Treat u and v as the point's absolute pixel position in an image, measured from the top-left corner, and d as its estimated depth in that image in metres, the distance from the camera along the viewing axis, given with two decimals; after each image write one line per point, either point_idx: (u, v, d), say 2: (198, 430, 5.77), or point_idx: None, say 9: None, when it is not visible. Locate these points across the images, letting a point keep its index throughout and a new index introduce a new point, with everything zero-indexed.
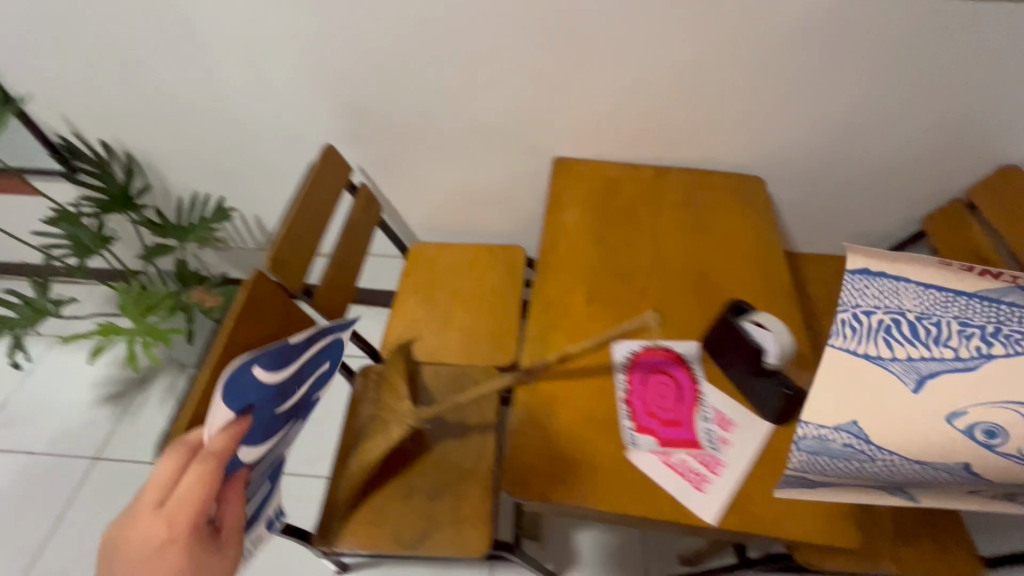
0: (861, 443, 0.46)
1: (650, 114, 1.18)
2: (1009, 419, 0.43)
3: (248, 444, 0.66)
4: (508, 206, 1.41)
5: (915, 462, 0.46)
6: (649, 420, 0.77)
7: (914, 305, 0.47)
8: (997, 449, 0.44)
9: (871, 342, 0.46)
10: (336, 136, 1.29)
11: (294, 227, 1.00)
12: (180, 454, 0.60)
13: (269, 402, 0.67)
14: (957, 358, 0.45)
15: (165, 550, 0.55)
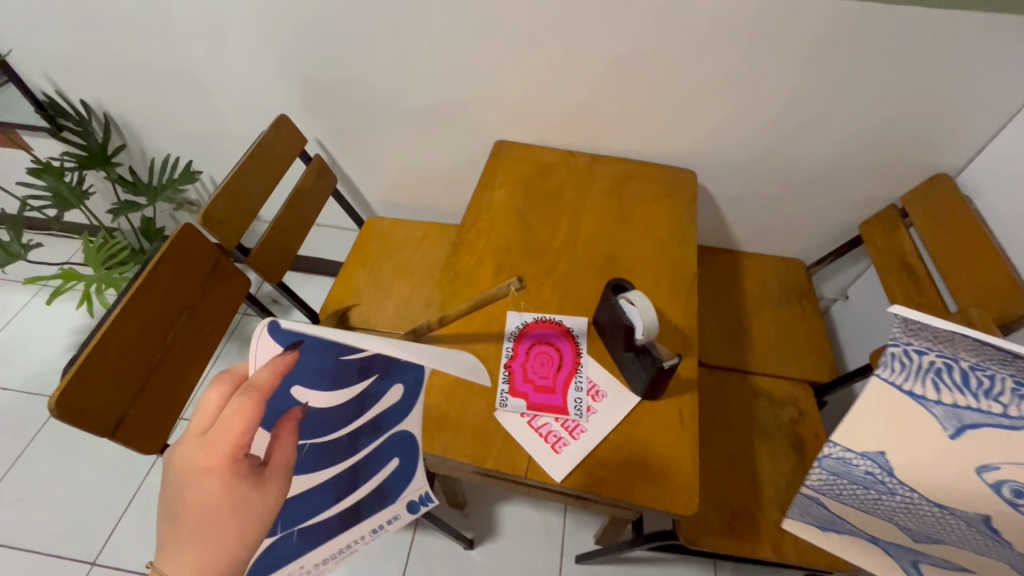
0: (883, 473, 0.47)
1: (590, 104, 1.21)
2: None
3: (305, 383, 0.55)
4: (461, 186, 1.46)
5: (937, 506, 0.46)
6: (524, 385, 0.81)
7: (971, 354, 0.40)
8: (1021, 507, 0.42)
9: (919, 381, 0.42)
10: (295, 109, 1.35)
11: (234, 189, 1.07)
12: (230, 381, 0.51)
13: (326, 348, 0.51)
14: (1004, 414, 0.40)
15: (204, 480, 0.48)
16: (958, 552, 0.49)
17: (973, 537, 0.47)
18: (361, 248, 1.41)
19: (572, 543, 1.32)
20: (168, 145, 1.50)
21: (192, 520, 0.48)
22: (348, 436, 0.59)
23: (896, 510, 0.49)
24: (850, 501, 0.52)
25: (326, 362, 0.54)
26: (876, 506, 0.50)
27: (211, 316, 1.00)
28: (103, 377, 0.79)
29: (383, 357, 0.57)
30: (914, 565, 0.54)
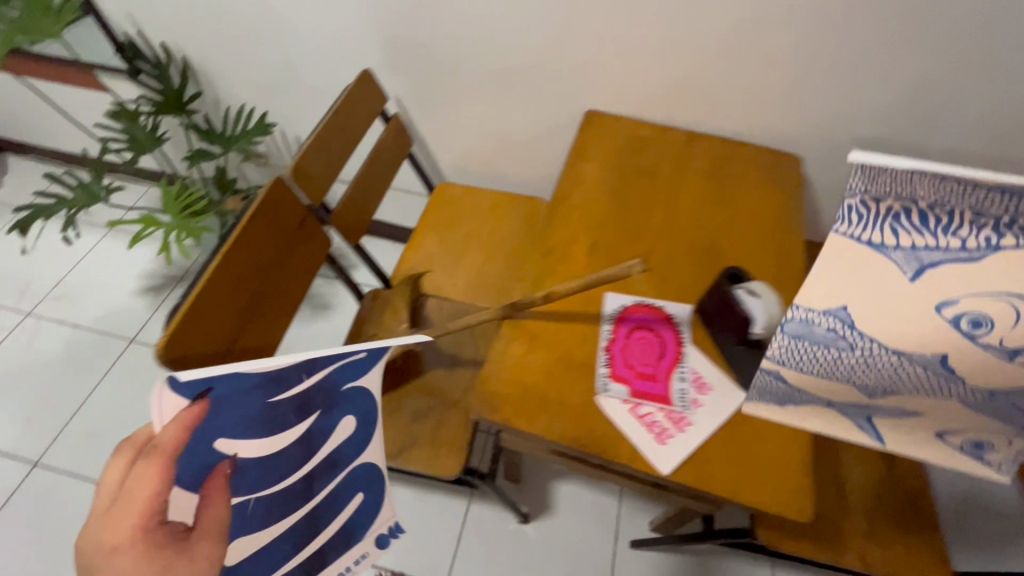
0: (844, 328, 0.42)
1: (694, 76, 1.12)
2: (999, 314, 0.36)
3: (234, 434, 0.51)
4: (538, 156, 1.40)
5: (895, 354, 0.42)
6: (626, 371, 0.78)
7: (929, 191, 0.34)
8: (978, 338, 0.38)
9: (876, 229, 0.36)
10: (378, 65, 1.30)
11: (321, 144, 1.04)
12: (130, 448, 0.50)
13: (245, 393, 0.51)
14: (963, 248, 0.34)
15: (114, 558, 0.46)
16: (913, 399, 0.46)
17: (925, 382, 0.43)
18: (432, 213, 1.37)
19: (627, 528, 1.31)
20: (243, 94, 1.47)
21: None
22: (302, 479, 0.59)
23: (854, 367, 0.45)
24: (811, 369, 0.47)
25: (254, 409, 0.53)
26: (835, 371, 0.46)
27: (297, 273, 0.99)
28: (203, 328, 0.78)
29: (323, 393, 0.59)
30: (866, 420, 0.51)
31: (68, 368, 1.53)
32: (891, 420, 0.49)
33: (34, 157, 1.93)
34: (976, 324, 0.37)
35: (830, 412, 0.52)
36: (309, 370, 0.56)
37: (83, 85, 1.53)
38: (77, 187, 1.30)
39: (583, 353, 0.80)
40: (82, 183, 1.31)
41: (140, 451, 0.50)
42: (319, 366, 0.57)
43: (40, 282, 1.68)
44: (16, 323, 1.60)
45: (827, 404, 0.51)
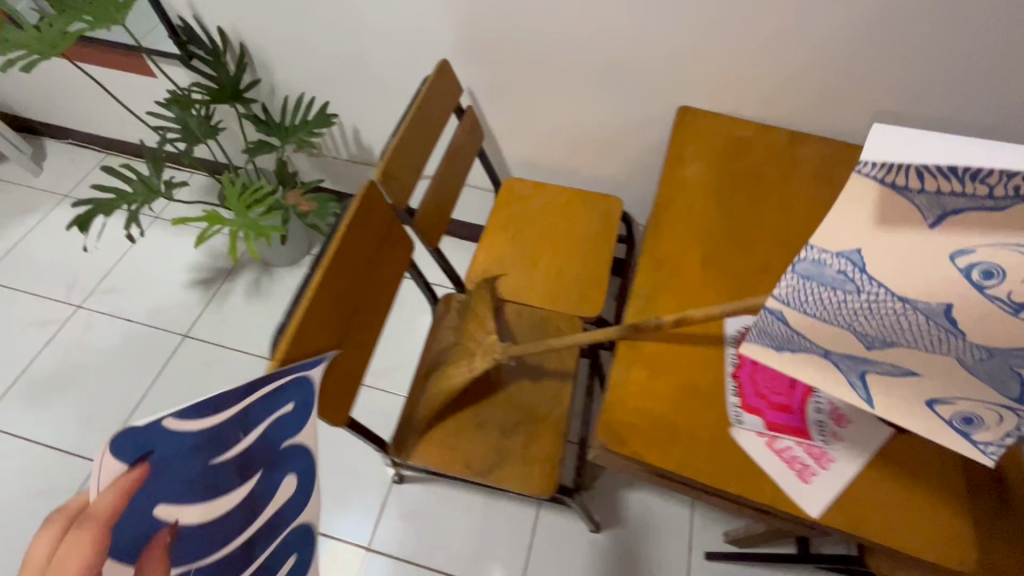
0: (856, 272, 0.43)
1: (802, 73, 1.03)
2: (1011, 265, 0.36)
3: (175, 497, 0.47)
4: (614, 150, 1.32)
5: (901, 301, 0.42)
6: (757, 401, 0.73)
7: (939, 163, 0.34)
8: (989, 289, 0.38)
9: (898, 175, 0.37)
10: (451, 54, 1.23)
11: (406, 143, 0.98)
12: (60, 518, 0.42)
13: (192, 450, 0.48)
14: (989, 198, 0.34)
15: None
16: (908, 353, 0.46)
17: (925, 332, 0.43)
18: (502, 210, 1.31)
19: (700, 538, 1.27)
20: (300, 81, 1.40)
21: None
22: (244, 545, 0.53)
23: (859, 313, 0.45)
24: (815, 311, 0.47)
25: (198, 467, 0.49)
26: (837, 312, 0.46)
27: (385, 283, 0.94)
28: (307, 348, 0.74)
29: (263, 451, 0.56)
30: (860, 377, 0.49)
31: (124, 362, 1.51)
32: (885, 380, 0.48)
33: (86, 145, 1.91)
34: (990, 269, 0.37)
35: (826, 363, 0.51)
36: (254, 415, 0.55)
37: (133, 71, 1.46)
38: (136, 181, 1.24)
39: (708, 379, 0.75)
40: (141, 177, 1.25)
41: (73, 521, 0.43)
42: (255, 422, 0.55)
43: (89, 273, 1.65)
44: (69, 315, 1.58)
45: (823, 353, 0.50)
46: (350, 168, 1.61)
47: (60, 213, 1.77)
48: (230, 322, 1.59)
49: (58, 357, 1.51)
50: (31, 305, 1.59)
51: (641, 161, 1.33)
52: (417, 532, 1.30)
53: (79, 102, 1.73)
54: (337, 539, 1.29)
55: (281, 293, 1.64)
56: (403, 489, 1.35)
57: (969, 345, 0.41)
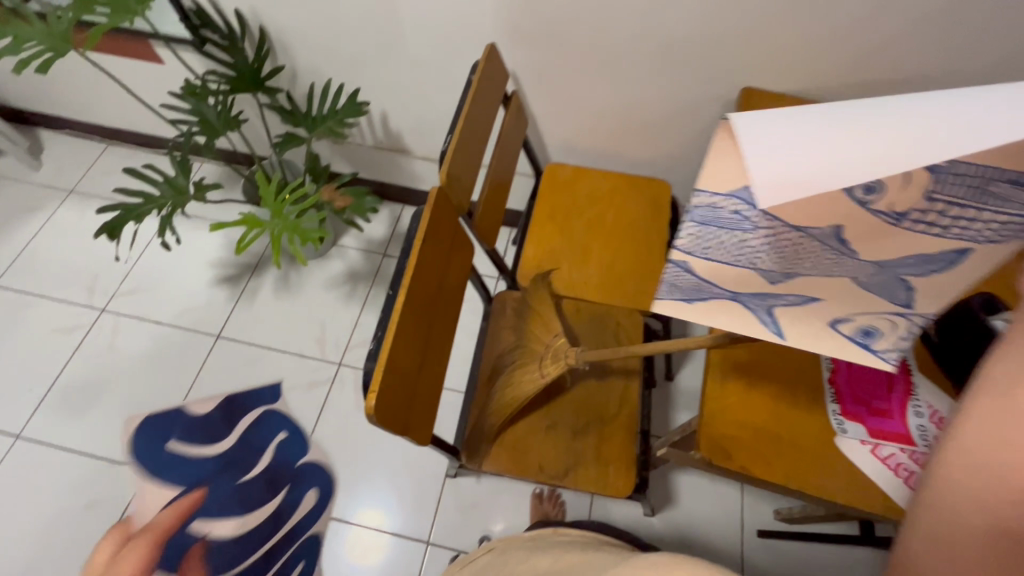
0: (752, 213, 0.39)
1: (876, 51, 0.97)
2: (902, 182, 0.34)
3: None
4: (663, 133, 1.25)
5: (799, 232, 0.41)
6: (856, 406, 0.72)
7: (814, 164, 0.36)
8: (870, 203, 0.36)
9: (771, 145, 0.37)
10: (493, 38, 1.14)
11: (464, 139, 0.93)
12: None
13: None
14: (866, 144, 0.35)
15: None
16: (806, 278, 0.48)
17: (823, 254, 0.44)
18: (546, 198, 1.26)
19: (752, 518, 1.30)
20: (324, 67, 1.31)
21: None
22: None
23: (760, 250, 0.44)
24: (720, 257, 0.45)
25: None
26: (740, 254, 0.44)
27: (452, 290, 0.90)
28: (396, 373, 0.72)
29: None
30: (769, 312, 0.54)
31: (157, 367, 1.47)
32: (790, 308, 0.53)
33: (91, 137, 1.80)
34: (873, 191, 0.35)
35: (737, 305, 0.52)
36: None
37: (140, 58, 1.36)
38: (162, 182, 1.17)
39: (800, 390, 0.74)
40: (166, 177, 1.18)
41: None
42: None
43: (108, 275, 1.58)
44: (94, 320, 1.52)
45: (732, 296, 0.51)
46: (378, 154, 1.55)
47: (69, 210, 1.68)
48: (262, 320, 1.54)
49: (89, 364, 1.47)
50: (54, 311, 1.53)
51: (689, 144, 1.27)
52: (475, 524, 1.31)
53: (77, 89, 1.62)
54: (395, 534, 1.30)
55: (312, 288, 1.59)
56: (457, 481, 1.35)
57: (866, 263, 0.45)
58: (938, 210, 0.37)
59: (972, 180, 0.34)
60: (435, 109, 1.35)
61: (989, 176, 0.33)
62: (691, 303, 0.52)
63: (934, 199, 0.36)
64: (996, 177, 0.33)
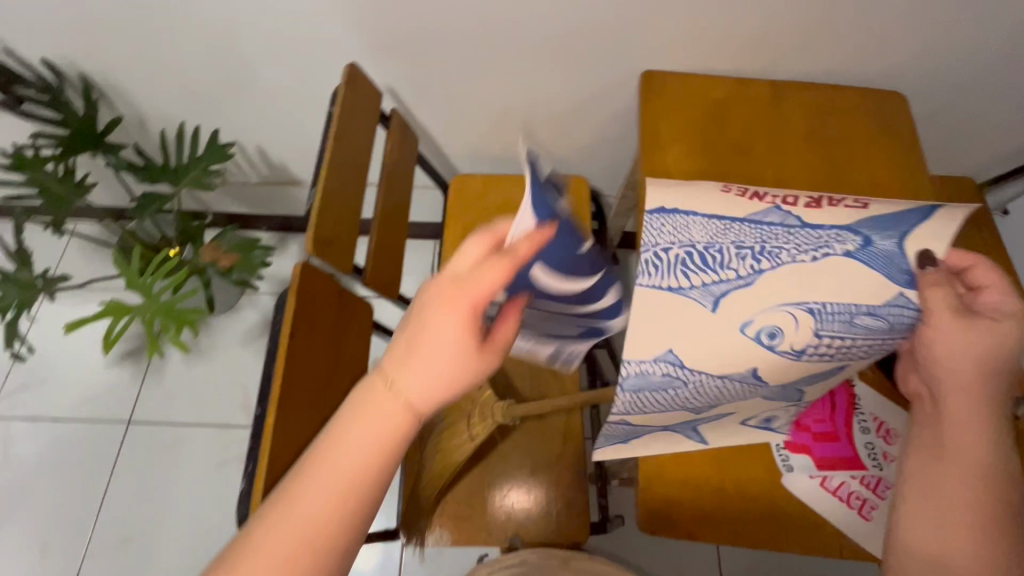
0: (675, 370, 0.45)
1: (767, 16, 0.88)
2: (785, 324, 0.45)
3: (544, 270, 0.47)
4: (571, 126, 1.14)
5: (719, 378, 0.48)
6: (802, 436, 0.66)
7: (701, 236, 0.45)
8: (776, 347, 0.45)
9: (672, 276, 0.43)
10: (352, 53, 0.99)
11: (333, 191, 0.79)
12: (489, 237, 0.45)
13: (568, 234, 0.46)
14: (738, 275, 0.44)
15: (464, 342, 0.42)
16: (730, 405, 0.54)
17: (742, 386, 0.50)
18: (458, 218, 1.14)
19: None
20: (173, 107, 1.13)
21: (293, 498, 0.38)
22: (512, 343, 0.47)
23: (688, 395, 0.50)
24: (653, 407, 0.50)
25: (554, 259, 0.46)
26: (671, 403, 0.50)
27: (347, 368, 0.79)
28: None
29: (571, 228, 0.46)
30: (694, 430, 0.57)
31: (66, 470, 1.32)
32: (710, 425, 0.56)
33: None
34: (775, 336, 0.45)
35: (667, 433, 0.57)
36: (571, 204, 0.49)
37: None
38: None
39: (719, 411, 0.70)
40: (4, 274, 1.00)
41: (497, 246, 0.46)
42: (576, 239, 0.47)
43: None
44: None
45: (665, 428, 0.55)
46: (267, 189, 1.38)
47: None
48: (177, 394, 1.39)
49: None
50: None
51: (595, 135, 1.16)
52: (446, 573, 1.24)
53: None
54: None
55: (227, 347, 1.44)
56: None
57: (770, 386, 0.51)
58: (830, 344, 0.47)
59: (841, 315, 0.45)
60: (314, 135, 1.19)
61: (851, 310, 0.45)
62: (626, 442, 0.57)
63: (820, 337, 0.45)
64: (856, 312, 0.44)
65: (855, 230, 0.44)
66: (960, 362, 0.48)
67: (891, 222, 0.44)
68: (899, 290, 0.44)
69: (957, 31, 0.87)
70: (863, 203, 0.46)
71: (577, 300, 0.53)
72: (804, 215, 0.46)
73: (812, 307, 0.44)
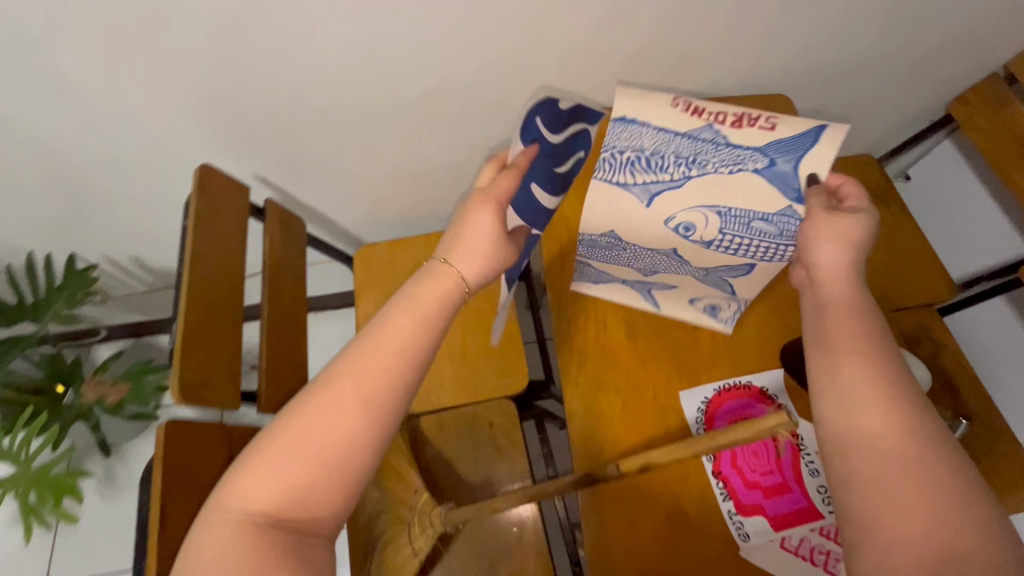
0: (616, 240, 0.59)
1: (632, 54, 0.83)
2: (697, 220, 0.54)
3: (540, 183, 0.61)
4: (466, 180, 1.07)
5: (650, 250, 0.60)
6: (751, 495, 0.62)
7: (652, 142, 0.50)
8: (690, 237, 0.56)
9: (622, 172, 0.52)
10: (203, 153, 0.89)
11: (198, 316, 0.69)
12: (498, 160, 0.59)
13: (547, 157, 0.59)
14: (672, 178, 0.52)
15: (498, 229, 0.56)
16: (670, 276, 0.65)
17: (670, 265, 0.62)
18: (368, 297, 1.07)
19: None
20: (17, 239, 1.00)
21: (383, 334, 0.49)
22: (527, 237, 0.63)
23: (631, 257, 0.63)
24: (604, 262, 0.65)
25: (545, 173, 0.60)
26: (621, 260, 0.64)
27: None
28: None
29: (565, 145, 0.59)
30: (649, 292, 0.69)
31: None
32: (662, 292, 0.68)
33: None
34: (689, 229, 0.56)
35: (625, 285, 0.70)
36: (570, 118, 0.57)
37: None
38: None
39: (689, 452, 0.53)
40: None
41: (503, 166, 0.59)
42: (573, 149, 0.61)
43: None
44: None
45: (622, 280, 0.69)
46: (157, 295, 1.26)
47: None
48: (95, 542, 1.23)
49: None
50: None
51: None
52: None
53: None
54: None
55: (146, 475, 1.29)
56: None
57: (695, 269, 0.61)
58: (732, 239, 0.56)
59: (740, 219, 0.53)
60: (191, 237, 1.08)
61: (750, 214, 0.53)
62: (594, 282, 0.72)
63: (724, 234, 0.55)
64: (753, 216, 0.53)
65: (764, 152, 0.49)
66: (837, 251, 0.51)
67: (793, 144, 0.48)
68: (790, 203, 0.51)
69: (816, 35, 0.86)
70: (771, 123, 0.48)
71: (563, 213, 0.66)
72: (729, 136, 0.48)
73: (718, 210, 0.53)
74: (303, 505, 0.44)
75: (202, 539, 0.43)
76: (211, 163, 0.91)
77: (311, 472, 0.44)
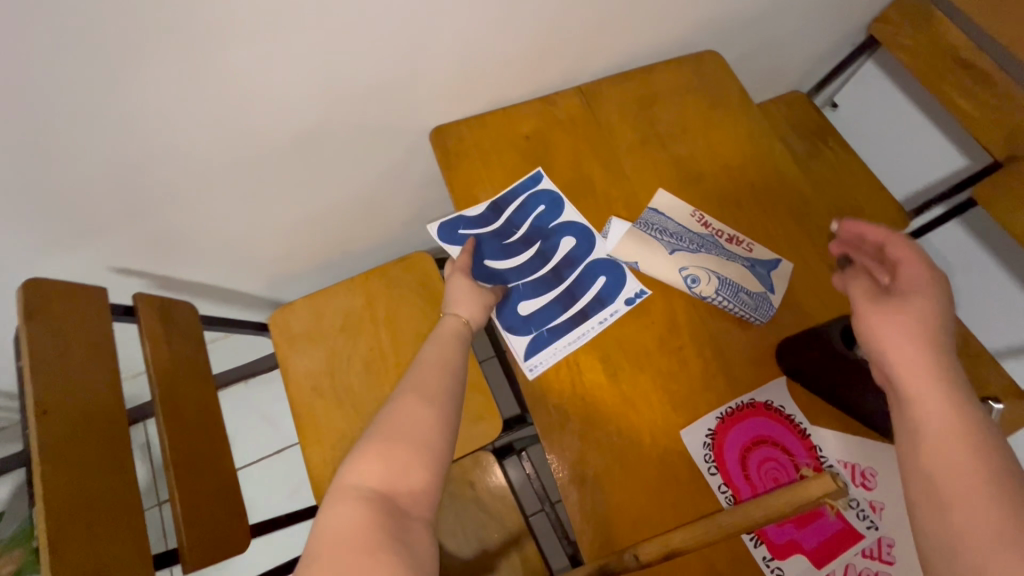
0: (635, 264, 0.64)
1: (537, 36, 0.69)
2: (702, 272, 0.62)
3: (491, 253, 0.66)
4: (379, 210, 0.91)
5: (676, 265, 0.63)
6: (784, 532, 0.54)
7: (676, 225, 0.67)
8: (693, 288, 0.62)
9: (650, 230, 0.65)
10: (27, 262, 0.69)
11: (65, 488, 0.53)
12: None
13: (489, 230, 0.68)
14: (687, 248, 0.64)
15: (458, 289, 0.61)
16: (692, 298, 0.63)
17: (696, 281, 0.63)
18: (296, 366, 0.92)
19: None
20: None
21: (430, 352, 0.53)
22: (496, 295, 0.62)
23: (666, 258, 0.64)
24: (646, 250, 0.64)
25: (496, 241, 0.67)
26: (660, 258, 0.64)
27: None
28: None
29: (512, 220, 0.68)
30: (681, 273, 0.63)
31: None
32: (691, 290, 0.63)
33: None
34: (694, 283, 0.62)
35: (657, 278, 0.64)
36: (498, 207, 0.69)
37: None
38: None
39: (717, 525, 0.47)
40: None
41: None
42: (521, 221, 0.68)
43: None
44: None
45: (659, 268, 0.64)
46: None
47: None
48: None
49: None
50: None
51: (410, 208, 0.95)
52: None
53: None
54: None
55: None
56: None
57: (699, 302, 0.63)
58: (722, 299, 0.62)
59: (731, 284, 0.61)
60: None
61: (738, 284, 0.62)
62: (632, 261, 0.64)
63: (719, 295, 0.61)
64: (741, 286, 0.62)
65: (751, 263, 0.65)
66: (902, 345, 0.43)
67: (763, 261, 0.66)
68: (767, 292, 0.63)
69: None
70: (749, 248, 0.67)
71: (544, 261, 0.66)
72: (726, 244, 0.67)
73: (718, 274, 0.62)
74: (404, 487, 0.43)
75: (312, 545, 0.39)
76: (43, 269, 0.70)
77: (399, 457, 0.44)
